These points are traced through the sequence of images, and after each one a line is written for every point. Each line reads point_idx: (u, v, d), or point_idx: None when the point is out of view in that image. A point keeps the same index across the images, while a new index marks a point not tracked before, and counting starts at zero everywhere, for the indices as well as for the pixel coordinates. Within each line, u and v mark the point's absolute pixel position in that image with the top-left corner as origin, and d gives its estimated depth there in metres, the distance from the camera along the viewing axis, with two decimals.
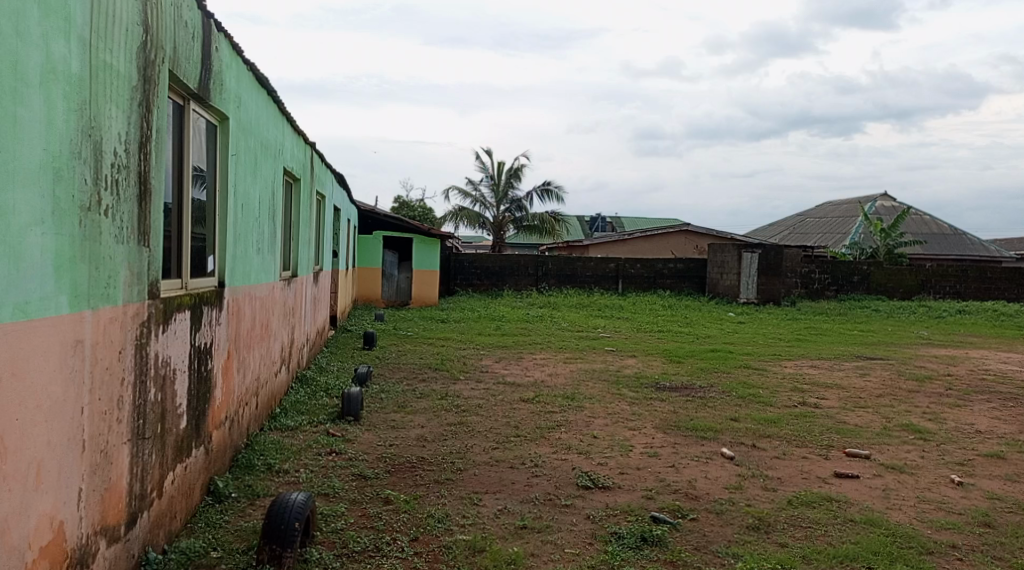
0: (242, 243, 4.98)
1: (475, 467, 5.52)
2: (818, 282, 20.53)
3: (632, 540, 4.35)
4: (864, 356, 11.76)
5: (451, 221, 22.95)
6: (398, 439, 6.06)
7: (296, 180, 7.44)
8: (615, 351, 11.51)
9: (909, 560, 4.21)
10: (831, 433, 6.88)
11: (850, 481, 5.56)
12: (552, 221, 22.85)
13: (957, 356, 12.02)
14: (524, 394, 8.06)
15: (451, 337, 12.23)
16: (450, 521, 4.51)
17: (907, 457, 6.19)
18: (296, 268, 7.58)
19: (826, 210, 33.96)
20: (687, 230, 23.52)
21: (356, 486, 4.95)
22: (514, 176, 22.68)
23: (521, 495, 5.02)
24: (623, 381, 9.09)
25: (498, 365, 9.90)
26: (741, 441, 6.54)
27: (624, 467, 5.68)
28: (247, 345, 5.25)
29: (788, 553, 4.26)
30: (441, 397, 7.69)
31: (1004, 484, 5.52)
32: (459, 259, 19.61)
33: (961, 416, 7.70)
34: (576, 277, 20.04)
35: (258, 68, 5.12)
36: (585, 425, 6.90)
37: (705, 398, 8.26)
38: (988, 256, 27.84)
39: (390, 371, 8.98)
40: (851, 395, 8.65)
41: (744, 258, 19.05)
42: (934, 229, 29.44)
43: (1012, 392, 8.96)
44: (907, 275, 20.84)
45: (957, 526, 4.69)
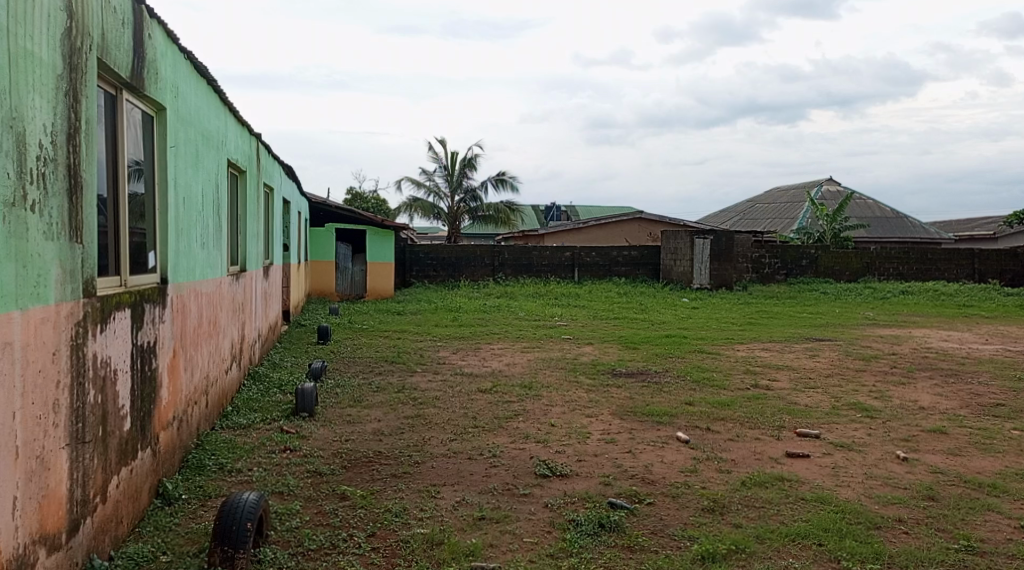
0: (185, 237, 4.86)
1: (433, 459, 5.49)
2: (768, 266, 20.92)
3: (590, 526, 4.38)
4: (813, 337, 12.02)
5: (405, 212, 22.78)
6: (354, 434, 6.00)
7: (242, 173, 7.30)
8: (572, 340, 11.58)
9: (857, 536, 4.31)
10: (782, 414, 7.00)
11: (801, 460, 5.66)
12: (508, 210, 22.85)
13: (901, 335, 12.37)
14: (481, 385, 8.05)
15: (407, 329, 12.15)
16: (408, 515, 4.48)
17: (855, 435, 6.34)
18: (245, 262, 7.45)
19: (775, 196, 34.62)
20: (641, 218, 23.72)
21: (311, 483, 4.88)
22: (468, 166, 22.59)
23: (479, 486, 5.01)
24: (580, 369, 9.14)
25: (455, 357, 9.87)
26: (696, 424, 6.62)
27: (581, 455, 5.71)
28: (193, 342, 5.14)
29: (742, 534, 4.32)
30: (398, 390, 7.64)
31: (946, 458, 5.69)
32: (414, 250, 19.50)
33: (906, 393, 7.90)
34: (532, 266, 20.05)
35: (196, 57, 4.99)
36: (542, 413, 6.92)
37: (660, 383, 8.35)
38: (929, 238, 28.64)
39: (346, 365, 8.89)
40: (801, 376, 8.82)
41: (696, 244, 19.33)
42: (878, 212, 30.22)
43: (954, 368, 9.23)
44: (854, 258, 21.34)
45: (903, 500, 4.82)
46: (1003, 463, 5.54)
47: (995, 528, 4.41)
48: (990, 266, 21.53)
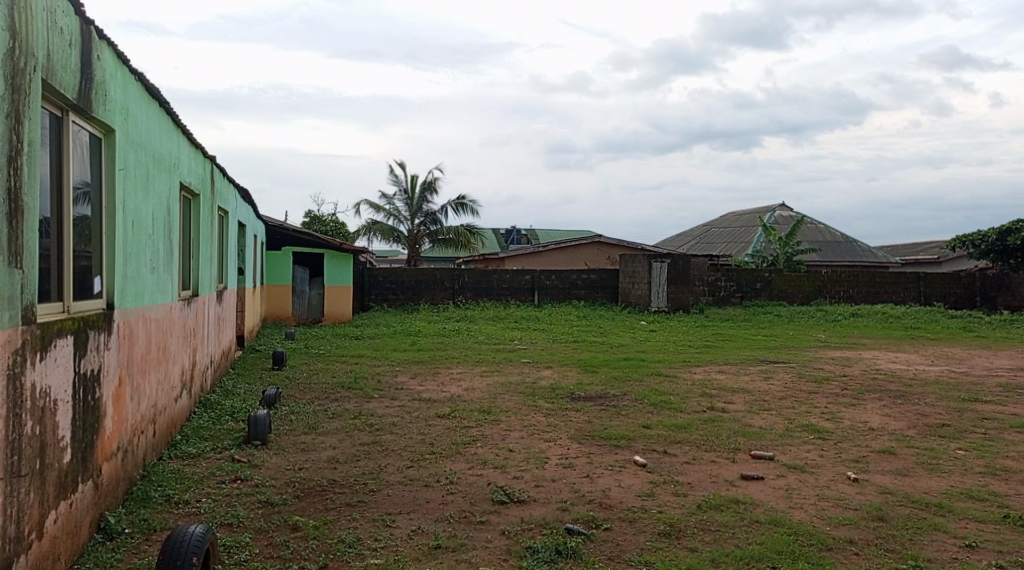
0: (134, 261, 4.77)
1: (388, 487, 5.42)
2: (724, 290, 21.24)
3: (547, 554, 4.36)
4: (767, 360, 12.21)
5: (363, 236, 22.64)
6: (307, 462, 5.90)
7: (195, 196, 7.21)
8: (531, 363, 11.58)
9: (810, 558, 4.35)
10: (737, 436, 7.07)
11: (755, 483, 5.72)
12: (468, 234, 22.87)
13: (851, 357, 12.63)
14: (439, 410, 7.99)
15: (364, 354, 12.03)
16: (361, 545, 4.41)
17: (807, 456, 6.43)
18: (197, 287, 7.32)
19: (729, 220, 35.25)
20: (599, 241, 23.91)
21: (262, 514, 4.78)
22: (428, 189, 22.58)
23: (436, 514, 4.96)
24: (538, 393, 9.12)
25: (413, 382, 9.79)
26: (653, 448, 6.65)
27: (539, 480, 5.69)
28: (141, 371, 5.02)
29: (697, 558, 4.34)
30: (355, 417, 7.55)
31: (895, 478, 5.79)
32: (373, 274, 19.36)
33: (856, 414, 8.04)
34: (492, 289, 20.07)
35: (148, 80, 4.95)
36: (500, 438, 6.89)
37: (618, 406, 8.39)
38: (876, 262, 29.38)
39: (300, 391, 8.75)
40: (756, 398, 8.92)
41: (654, 268, 19.57)
42: (828, 237, 30.93)
43: (901, 390, 9.44)
44: (805, 281, 21.78)
45: (854, 521, 4.89)
46: (948, 483, 5.66)
47: (941, 547, 4.49)
48: (934, 289, 22.13)
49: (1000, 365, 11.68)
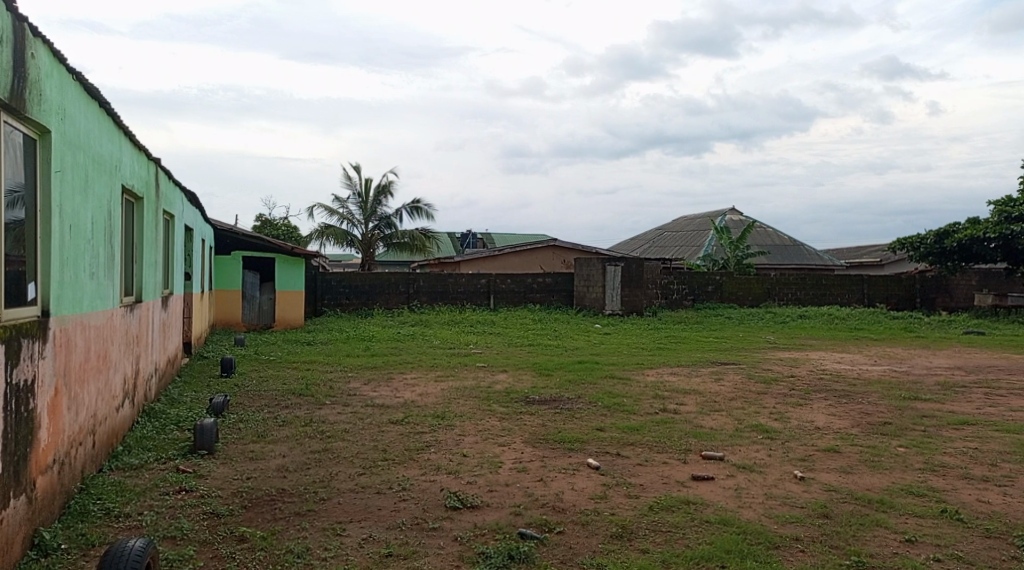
0: (72, 266, 4.65)
1: (339, 495, 5.37)
2: (677, 293, 21.52)
3: (499, 559, 4.35)
4: (718, 361, 12.40)
5: (316, 239, 22.37)
6: (256, 471, 5.80)
7: (138, 199, 7.04)
8: (486, 367, 11.56)
9: (757, 556, 4.43)
10: (688, 437, 7.16)
11: (705, 483, 5.79)
12: (423, 238, 22.78)
13: (799, 358, 12.90)
14: (392, 416, 7.92)
15: (317, 360, 11.88)
16: (311, 555, 4.36)
17: (756, 456, 6.53)
18: (140, 293, 7.15)
19: (681, 224, 35.70)
20: (554, 245, 24.01)
21: (207, 525, 4.69)
22: (382, 193, 22.42)
23: (388, 521, 4.91)
24: (493, 397, 9.11)
25: (366, 387, 9.70)
26: (606, 450, 6.69)
27: (493, 485, 5.68)
28: (79, 380, 4.89)
29: (648, 559, 4.38)
30: (306, 424, 7.45)
31: (840, 476, 5.92)
32: (326, 277, 19.13)
33: (803, 414, 8.20)
34: (447, 294, 20.01)
35: (87, 79, 4.83)
36: (454, 443, 6.87)
37: (572, 409, 8.43)
38: (822, 265, 30.05)
39: (250, 399, 8.60)
40: (707, 400, 9.04)
41: (608, 271, 19.76)
42: (777, 240, 31.55)
43: (846, 389, 9.67)
44: (755, 284, 22.16)
45: (800, 519, 4.98)
46: (890, 479, 5.81)
47: (882, 543, 4.60)
48: (877, 291, 22.72)
49: (939, 364, 12.03)
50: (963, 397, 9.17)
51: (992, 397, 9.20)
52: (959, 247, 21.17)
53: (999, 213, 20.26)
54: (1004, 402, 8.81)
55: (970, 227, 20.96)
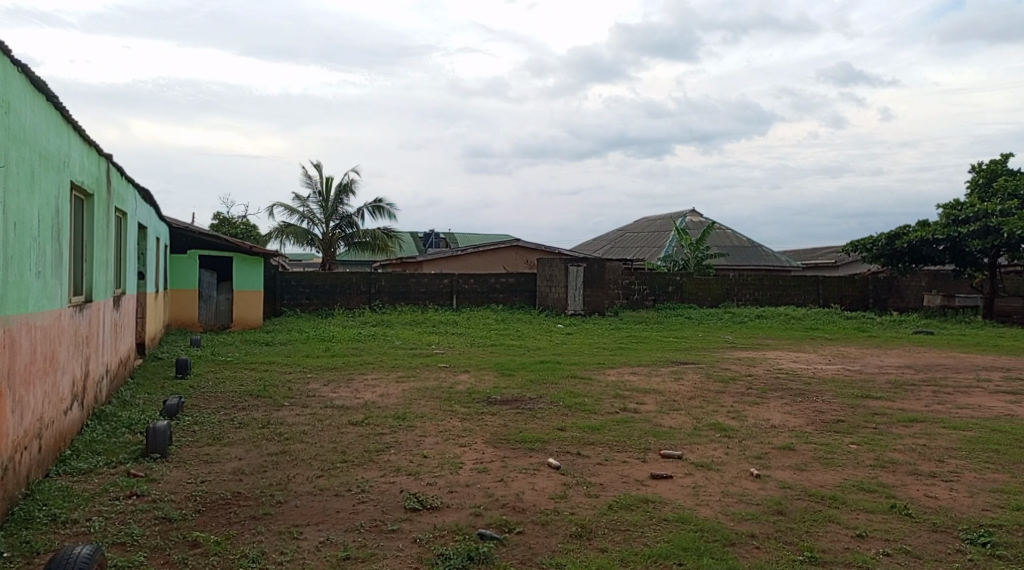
0: (17, 264, 4.52)
1: (297, 498, 5.30)
2: (638, 293, 21.68)
3: (458, 560, 4.34)
4: (678, 361, 12.52)
5: (275, 238, 22.09)
6: (210, 475, 5.71)
7: (87, 196, 6.88)
8: (448, 368, 11.52)
9: (714, 553, 4.47)
10: (648, 437, 7.21)
11: (664, 482, 5.84)
12: (384, 238, 22.63)
13: (756, 357, 13.08)
14: (352, 417, 7.85)
15: (275, 361, 11.73)
16: (266, 560, 4.30)
17: (714, 454, 6.61)
18: (91, 293, 6.99)
19: (643, 225, 35.99)
20: (516, 245, 24.02)
21: (159, 531, 4.60)
22: (343, 192, 22.22)
23: (346, 523, 4.87)
24: (455, 397, 9.09)
25: (325, 389, 9.59)
26: (567, 450, 6.71)
27: (453, 486, 5.66)
28: (24, 382, 4.76)
29: (607, 558, 4.40)
30: (263, 426, 7.34)
31: (794, 473, 6.01)
32: (285, 277, 18.90)
33: (759, 412, 8.32)
34: (409, 294, 19.90)
35: (33, 72, 4.71)
36: (414, 444, 6.82)
37: (534, 409, 8.44)
38: (780, 266, 30.54)
39: (205, 401, 8.45)
40: (667, 399, 9.13)
41: (570, 272, 19.85)
42: (735, 242, 31.99)
43: (802, 388, 9.83)
44: (714, 284, 22.44)
45: (755, 516, 5.05)
46: (842, 476, 5.92)
47: (835, 538, 4.69)
48: (832, 292, 23.16)
49: (891, 363, 12.30)
50: (914, 395, 9.39)
51: (941, 394, 9.43)
52: (909, 248, 21.64)
53: (948, 215, 20.85)
54: (952, 400, 9.04)
55: (920, 229, 21.43)
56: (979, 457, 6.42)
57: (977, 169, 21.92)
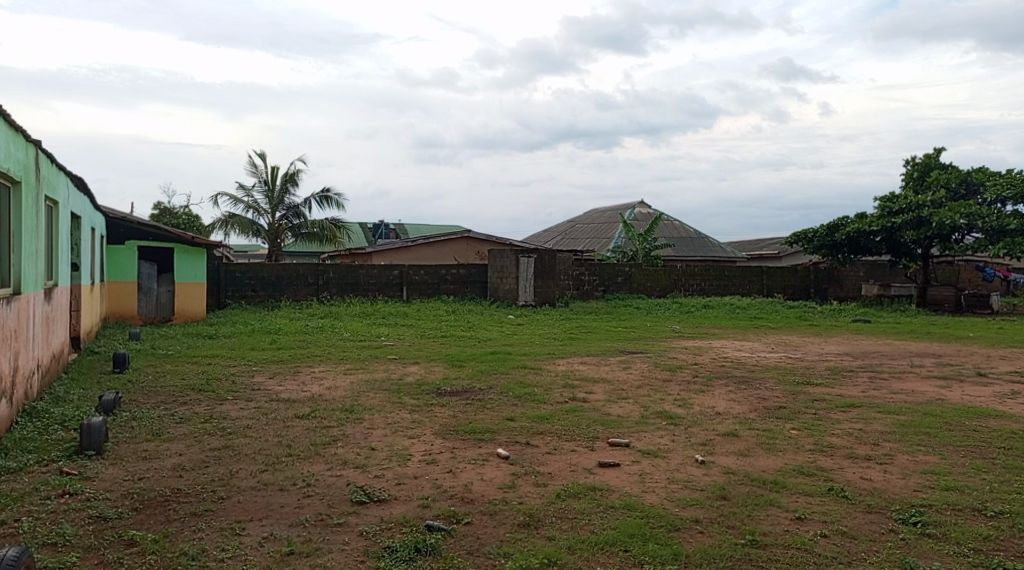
0: None
1: (240, 494, 5.20)
2: (588, 284, 21.83)
3: (405, 552, 4.30)
4: (626, 350, 12.65)
5: (219, 229, 21.61)
6: (149, 471, 5.56)
7: (14, 183, 6.65)
8: (398, 359, 11.43)
9: (659, 539, 4.52)
10: (596, 425, 7.26)
11: (611, 469, 5.88)
12: (333, 228, 22.36)
13: (702, 346, 13.29)
14: (298, 411, 7.73)
15: (219, 354, 11.50)
16: (206, 557, 4.21)
17: (660, 442, 6.68)
18: (19, 285, 6.73)
19: (593, 216, 36.25)
20: (467, 237, 23.93)
21: (93, 530, 4.46)
22: (289, 181, 21.84)
23: (290, 519, 4.78)
24: (404, 389, 9.00)
25: (271, 382, 9.43)
26: (516, 439, 6.71)
27: (401, 478, 5.61)
28: None
29: (554, 546, 4.41)
30: (204, 421, 7.17)
31: (737, 459, 6.12)
32: (229, 269, 18.51)
33: (705, 400, 8.45)
34: (358, 285, 19.69)
35: None
36: (362, 437, 6.75)
37: (483, 400, 8.43)
38: (725, 257, 31.03)
39: (144, 396, 8.23)
40: (615, 388, 9.20)
41: (521, 262, 19.90)
42: (682, 233, 32.41)
43: (746, 375, 10.03)
44: (662, 275, 22.71)
45: (700, 501, 5.12)
46: (782, 461, 6.04)
47: (775, 521, 4.78)
48: (775, 281, 23.63)
49: (831, 351, 12.63)
50: (851, 380, 9.67)
51: (876, 380, 9.69)
52: (848, 240, 22.09)
53: (883, 208, 21.41)
54: (886, 385, 9.31)
55: (858, 221, 21.90)
56: (912, 439, 6.61)
57: (911, 163, 22.57)
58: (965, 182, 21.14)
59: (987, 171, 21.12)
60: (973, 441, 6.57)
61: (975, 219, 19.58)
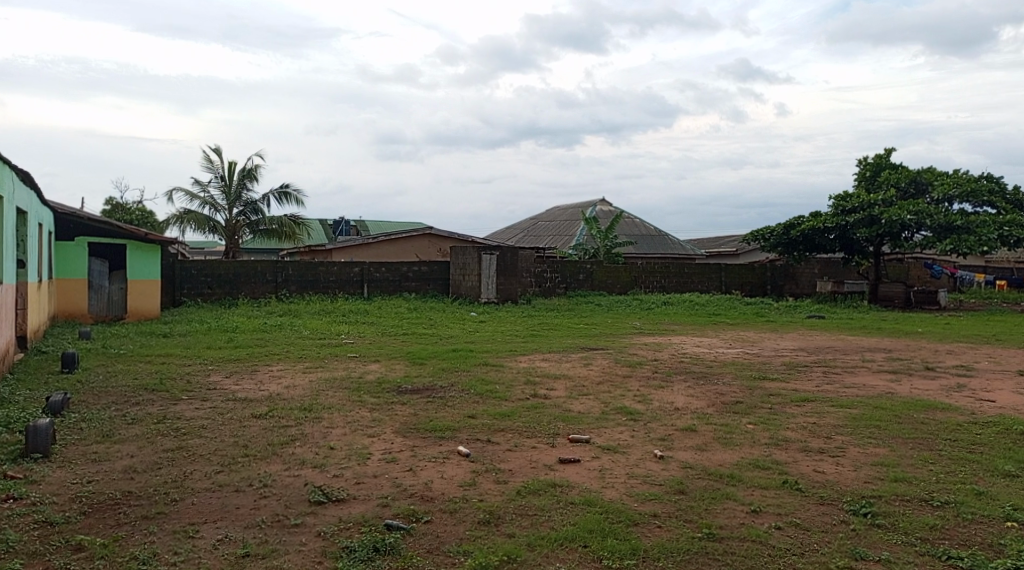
0: None
1: (193, 495, 5.09)
2: (550, 281, 21.89)
3: (364, 552, 4.26)
4: (587, 346, 12.69)
5: (175, 225, 21.19)
6: (99, 474, 5.42)
7: None
8: (358, 357, 11.33)
9: (618, 534, 4.53)
10: (557, 421, 7.26)
11: (572, 465, 5.88)
12: (292, 225, 22.06)
13: (662, 342, 13.41)
14: (256, 410, 7.61)
15: (174, 353, 11.27)
16: (158, 561, 4.11)
17: (620, 437, 6.71)
18: None
19: (555, 213, 36.36)
20: (429, 233, 23.80)
21: (38, 536, 4.34)
22: (247, 177, 21.49)
23: (245, 520, 4.70)
24: (364, 387, 8.91)
25: (227, 381, 9.27)
26: (477, 437, 6.68)
27: (360, 477, 5.55)
28: None
29: (514, 543, 4.39)
30: (158, 421, 7.01)
31: (695, 453, 6.17)
32: (184, 266, 18.16)
33: (664, 395, 8.52)
34: (318, 282, 19.48)
35: None
36: (321, 436, 6.66)
37: (444, 397, 8.38)
38: (685, 254, 31.34)
39: (94, 396, 8.01)
40: (576, 384, 9.22)
41: (483, 259, 19.82)
42: (643, 230, 32.67)
43: (704, 370, 10.14)
44: (623, 272, 22.83)
45: (658, 496, 5.15)
46: (739, 455, 6.11)
47: (731, 514, 4.82)
48: (733, 278, 23.92)
49: (786, 346, 12.84)
50: (806, 375, 9.83)
51: (829, 374, 9.87)
52: (803, 238, 22.40)
53: (836, 206, 21.73)
54: (839, 379, 9.50)
55: (812, 219, 22.13)
56: (863, 432, 6.74)
57: (864, 163, 23.01)
58: (914, 181, 21.63)
59: (935, 171, 21.65)
60: (921, 433, 6.72)
61: (924, 217, 20.03)
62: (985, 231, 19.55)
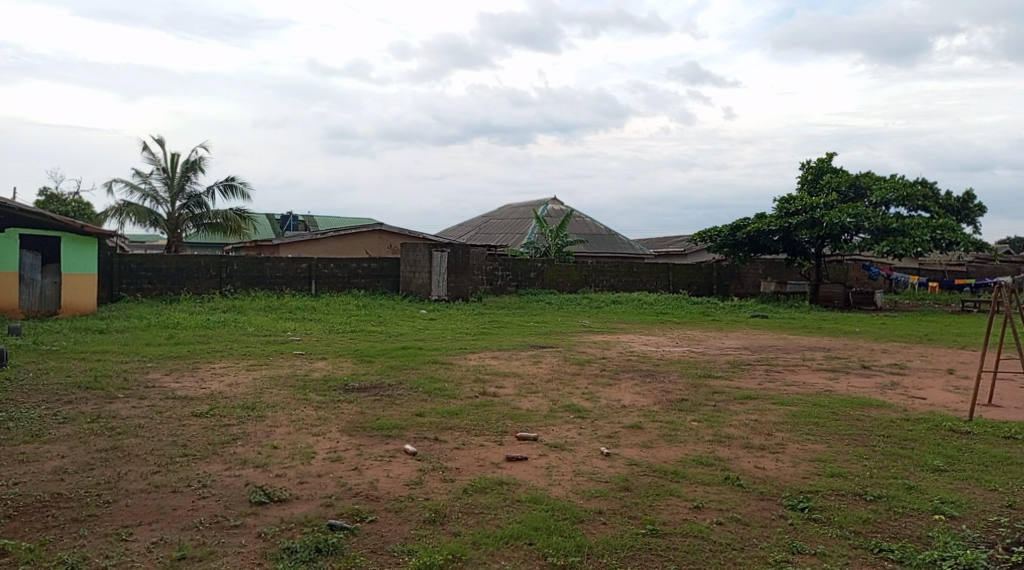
0: None
1: (128, 496, 4.92)
2: (501, 279, 21.87)
3: (305, 553, 4.16)
4: (536, 344, 12.71)
5: (114, 218, 20.58)
6: (26, 476, 5.19)
7: None
8: (304, 355, 11.14)
9: (563, 531, 4.51)
10: (505, 419, 7.22)
11: (519, 463, 5.85)
12: (237, 219, 21.61)
13: (610, 340, 13.49)
14: (196, 408, 7.41)
15: (111, 350, 10.93)
16: (87, 565, 3.96)
17: (567, 435, 6.70)
18: None
19: (507, 212, 36.35)
20: (378, 230, 23.56)
21: None
22: (190, 169, 20.98)
23: (183, 522, 4.55)
24: (309, 385, 8.74)
25: (167, 378, 9.02)
26: (424, 435, 6.60)
27: (303, 477, 5.43)
28: None
29: (459, 542, 4.34)
30: (91, 420, 6.77)
31: (641, 450, 6.19)
32: (123, 260, 17.66)
33: (611, 393, 8.56)
34: (264, 278, 19.12)
35: None
36: (264, 435, 6.52)
37: (391, 395, 8.28)
38: (634, 253, 31.62)
39: (24, 395, 7.70)
40: (525, 382, 9.20)
41: (434, 257, 19.62)
42: (593, 229, 32.86)
43: (650, 368, 10.22)
44: (573, 271, 22.92)
45: (604, 492, 5.15)
46: (683, 451, 6.15)
47: (674, 511, 4.84)
48: (681, 278, 24.21)
49: (730, 344, 13.03)
50: (749, 373, 9.99)
51: (772, 372, 10.04)
52: (748, 240, 22.77)
53: (780, 209, 22.13)
54: (781, 377, 9.67)
55: (757, 221, 22.48)
56: (803, 429, 6.86)
57: (806, 166, 23.50)
58: (854, 185, 22.18)
59: (873, 176, 22.24)
60: (858, 430, 6.86)
61: (863, 220, 20.52)
62: (919, 233, 20.14)
